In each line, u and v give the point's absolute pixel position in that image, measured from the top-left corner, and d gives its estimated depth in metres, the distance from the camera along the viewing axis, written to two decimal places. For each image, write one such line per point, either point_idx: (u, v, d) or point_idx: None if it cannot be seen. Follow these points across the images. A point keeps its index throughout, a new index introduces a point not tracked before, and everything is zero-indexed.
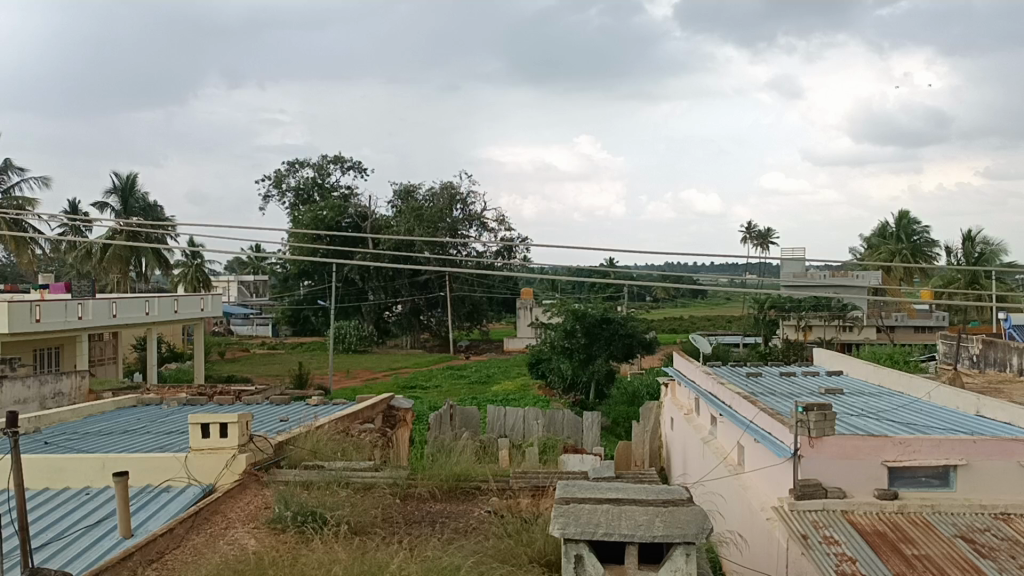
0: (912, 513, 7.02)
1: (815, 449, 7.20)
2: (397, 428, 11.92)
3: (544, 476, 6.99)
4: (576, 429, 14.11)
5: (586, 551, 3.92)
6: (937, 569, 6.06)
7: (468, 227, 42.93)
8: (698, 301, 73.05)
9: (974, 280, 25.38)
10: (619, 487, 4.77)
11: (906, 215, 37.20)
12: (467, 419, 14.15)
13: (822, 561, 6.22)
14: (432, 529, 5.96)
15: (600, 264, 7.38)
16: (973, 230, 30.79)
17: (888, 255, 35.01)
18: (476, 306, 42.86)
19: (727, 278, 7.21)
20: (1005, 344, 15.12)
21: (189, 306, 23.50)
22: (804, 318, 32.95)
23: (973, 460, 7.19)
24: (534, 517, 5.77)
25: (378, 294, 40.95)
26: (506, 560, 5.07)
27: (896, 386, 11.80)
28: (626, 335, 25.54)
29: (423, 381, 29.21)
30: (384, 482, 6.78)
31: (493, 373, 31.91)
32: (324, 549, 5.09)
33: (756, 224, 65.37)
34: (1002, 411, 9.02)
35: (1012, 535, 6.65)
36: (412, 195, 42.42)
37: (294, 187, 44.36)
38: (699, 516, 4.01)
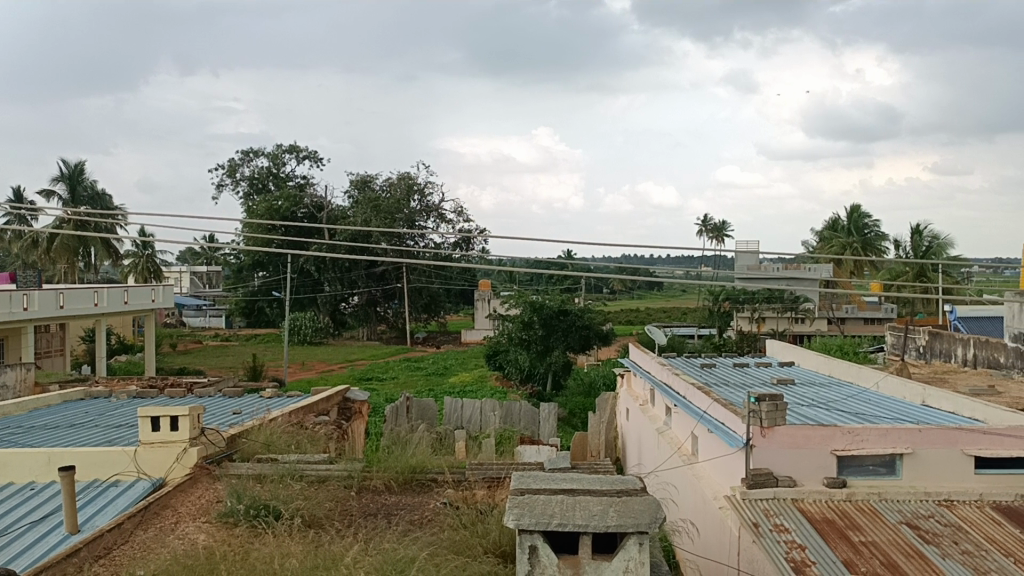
0: (860, 500, 7.16)
1: (766, 439, 7.31)
2: (353, 420, 11.84)
3: (498, 468, 6.99)
4: (533, 419, 14.10)
5: (541, 541, 3.92)
6: (882, 556, 6.19)
7: (425, 219, 42.72)
8: (655, 294, 73.78)
9: (922, 273, 26.02)
10: (573, 478, 4.77)
11: (858, 209, 37.74)
12: (423, 411, 14.06)
13: (772, 549, 6.31)
14: (388, 522, 5.92)
15: (558, 255, 7.34)
16: (921, 224, 31.45)
17: (839, 249, 35.83)
18: (433, 298, 42.83)
19: (684, 270, 7.21)
20: (950, 335, 15.52)
21: (140, 297, 23.04)
22: (758, 310, 33.62)
23: (918, 448, 7.34)
24: (489, 508, 5.77)
25: (335, 285, 40.63)
26: (461, 551, 5.06)
27: (845, 377, 12.02)
28: (583, 327, 25.72)
29: (379, 373, 29.11)
30: (339, 475, 6.74)
31: (451, 365, 31.92)
32: (277, 543, 5.02)
33: (711, 216, 66.14)
34: (947, 402, 9.24)
35: (954, 521, 6.83)
36: (369, 185, 42.04)
37: (249, 176, 43.68)
38: (652, 506, 4.04)
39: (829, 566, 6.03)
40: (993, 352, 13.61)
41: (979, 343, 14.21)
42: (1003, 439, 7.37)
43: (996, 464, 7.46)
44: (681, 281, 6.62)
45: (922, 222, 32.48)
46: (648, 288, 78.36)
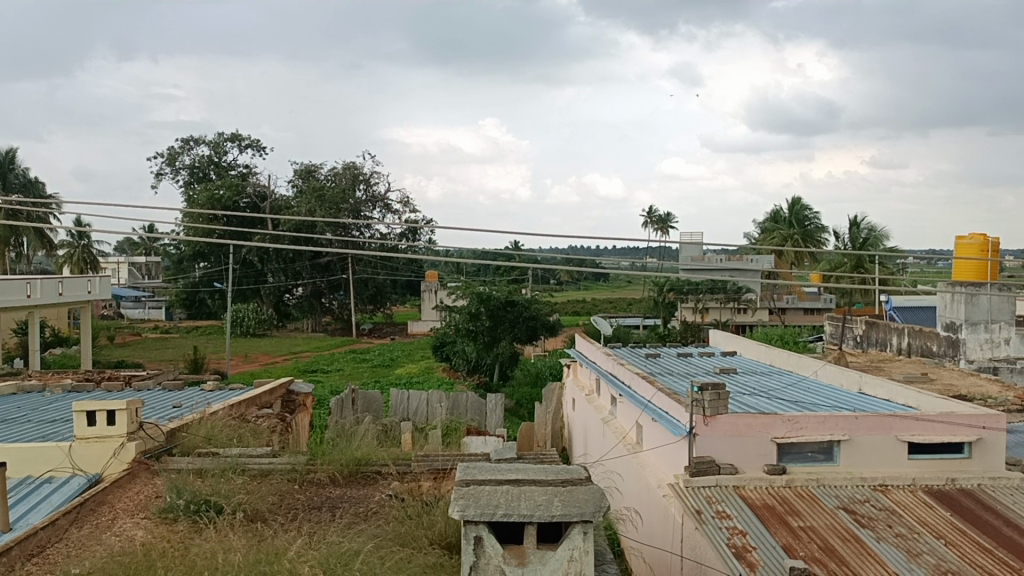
0: (799, 487, 7.32)
1: (709, 427, 7.42)
2: (297, 413, 11.69)
3: (444, 459, 6.97)
4: (480, 410, 14.08)
5: (486, 532, 3.90)
6: (820, 540, 6.33)
7: (371, 209, 42.40)
8: (601, 285, 74.27)
9: (859, 263, 26.68)
10: (517, 468, 4.78)
11: (799, 201, 38.56)
12: (369, 402, 13.94)
13: (714, 535, 6.41)
14: (332, 515, 5.86)
15: (505, 246, 7.28)
16: (858, 216, 32.23)
17: (780, 240, 36.55)
18: (379, 289, 42.59)
19: (630, 260, 7.23)
20: (886, 324, 15.93)
21: (75, 288, 22.40)
22: (702, 300, 34.15)
23: (854, 435, 7.52)
24: (435, 500, 5.74)
25: (278, 276, 39.99)
26: (406, 543, 5.04)
27: (786, 365, 12.27)
28: (528, 317, 25.79)
29: (324, 365, 28.83)
30: (282, 468, 6.64)
31: (397, 356, 31.78)
32: (219, 538, 4.93)
33: (654, 208, 66.73)
34: (882, 389, 9.50)
35: (889, 505, 7.02)
36: (314, 175, 41.54)
37: (189, 164, 42.80)
38: (597, 495, 4.06)
39: (769, 550, 6.15)
40: (926, 341, 14.00)
41: (913, 332, 14.62)
42: (934, 425, 7.59)
43: (927, 449, 7.70)
44: (627, 271, 6.63)
45: (859, 214, 33.26)
46: (594, 279, 79.04)
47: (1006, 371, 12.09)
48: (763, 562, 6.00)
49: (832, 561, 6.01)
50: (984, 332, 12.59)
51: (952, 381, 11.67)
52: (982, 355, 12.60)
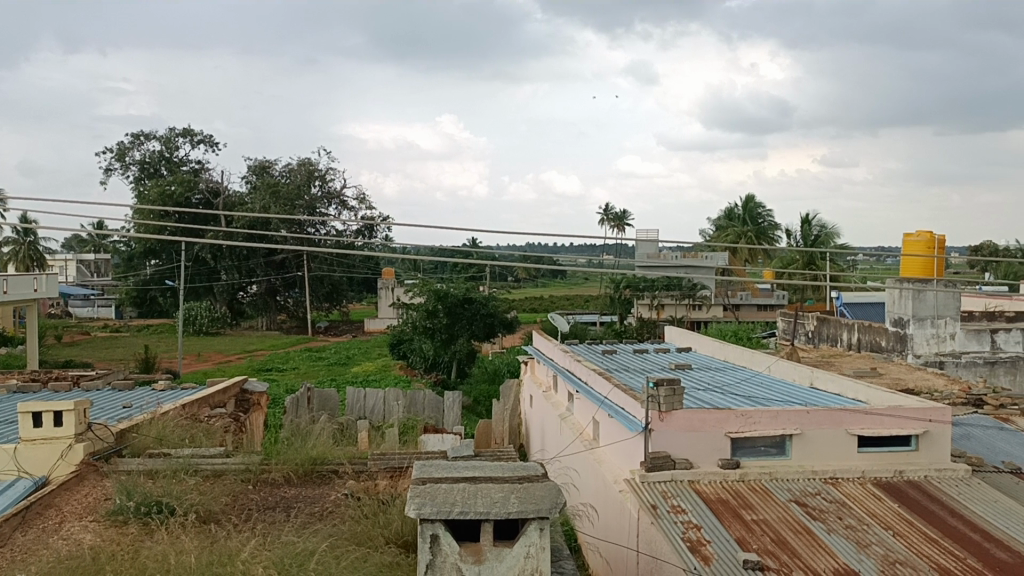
0: (752, 480, 7.42)
1: (664, 423, 7.49)
2: (251, 412, 11.53)
3: (401, 457, 6.94)
4: (437, 408, 14.07)
5: (442, 530, 3.89)
6: (772, 532, 6.43)
7: (327, 205, 42.01)
8: (559, 282, 74.48)
9: (810, 260, 27.14)
10: (475, 466, 4.77)
11: (753, 199, 39.08)
12: (324, 401, 13.78)
13: (670, 530, 6.46)
14: (286, 515, 5.80)
15: (462, 243, 7.24)
16: (810, 214, 32.75)
17: (734, 238, 37.01)
18: (335, 286, 42.26)
19: (587, 258, 7.23)
20: (837, 320, 16.21)
21: (20, 287, 21.80)
22: (657, 297, 34.46)
23: (806, 429, 7.64)
24: (392, 499, 5.70)
25: (231, 273, 39.33)
26: (362, 542, 5.00)
27: (740, 361, 12.43)
28: (486, 315, 25.70)
29: (279, 363, 28.50)
30: (235, 469, 6.56)
31: (353, 354, 31.53)
32: (170, 540, 4.85)
33: (610, 204, 67.04)
34: (833, 383, 9.67)
35: (839, 497, 7.15)
36: (268, 171, 41.04)
37: (139, 160, 41.97)
38: (553, 491, 4.07)
39: (723, 544, 6.21)
40: (875, 337, 14.24)
41: (863, 328, 14.90)
42: (882, 418, 7.76)
43: (876, 442, 7.85)
44: (584, 268, 6.64)
45: (811, 212, 33.80)
46: (551, 277, 79.23)
47: (951, 365, 12.53)
48: (718, 555, 6.06)
49: (785, 553, 6.10)
50: (931, 328, 12.85)
51: (900, 376, 11.93)
52: (929, 351, 12.86)
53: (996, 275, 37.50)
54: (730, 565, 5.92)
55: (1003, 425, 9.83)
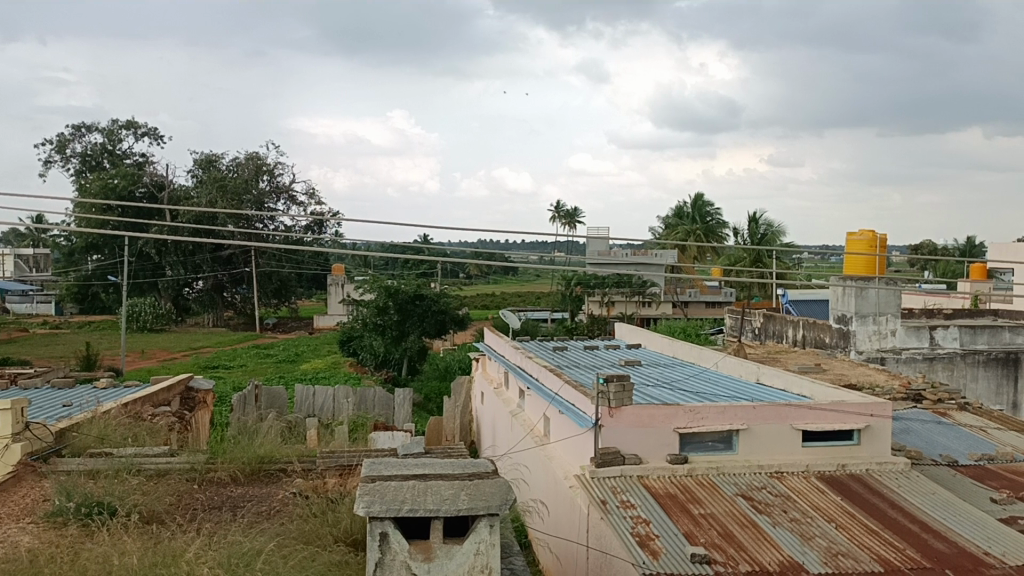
0: (699, 475, 7.51)
1: (614, 419, 7.53)
2: (196, 411, 11.31)
3: (350, 455, 6.87)
4: (387, 406, 14.02)
5: (392, 528, 3.85)
6: (720, 527, 6.51)
7: (276, 200, 41.43)
8: (510, 278, 74.54)
9: (758, 258, 27.56)
10: (426, 463, 4.74)
11: (702, 197, 39.53)
12: (273, 399, 13.60)
13: (619, 525, 6.51)
14: (233, 514, 5.69)
15: (412, 240, 7.15)
16: (757, 212, 33.28)
17: (684, 236, 37.46)
18: (284, 283, 41.76)
19: (538, 255, 7.16)
20: (783, 317, 16.51)
21: None
22: (608, 294, 34.78)
23: (752, 424, 7.76)
24: (341, 497, 5.65)
25: (177, 269, 38.33)
26: (310, 541, 4.94)
27: (688, 357, 12.58)
28: (438, 312, 25.56)
29: (226, 361, 28.06)
30: (180, 468, 6.43)
31: (302, 352, 31.16)
32: (111, 541, 4.72)
33: (562, 202, 67.13)
34: (778, 379, 9.86)
35: (785, 491, 7.28)
36: (214, 165, 40.35)
37: (81, 153, 40.95)
38: (503, 488, 4.06)
39: (671, 538, 6.28)
40: (819, 334, 14.53)
41: (807, 325, 15.19)
42: (826, 414, 7.91)
43: (820, 437, 8.01)
44: (534, 265, 6.61)
45: (757, 210, 34.33)
46: (503, 274, 79.29)
47: (893, 361, 12.92)
48: (666, 549, 6.12)
49: (731, 547, 6.19)
50: (873, 325, 13.16)
51: (844, 372, 12.20)
52: (871, 347, 13.16)
53: (934, 273, 38.62)
54: (678, 559, 5.98)
55: (941, 419, 10.12)
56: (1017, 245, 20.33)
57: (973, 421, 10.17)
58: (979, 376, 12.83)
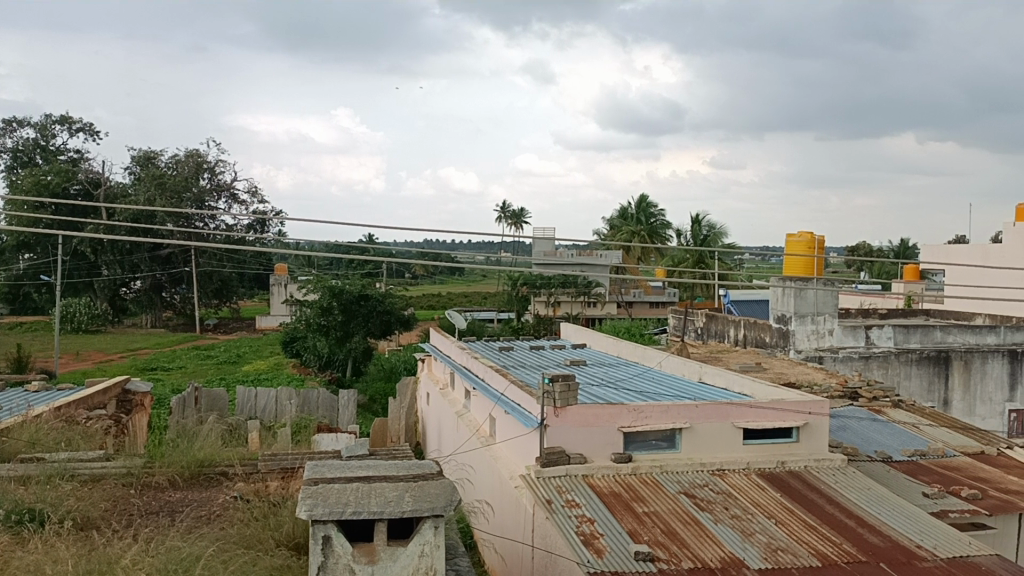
0: (644, 474, 7.58)
1: (559, 418, 7.56)
2: (133, 414, 11.02)
3: (293, 458, 6.75)
4: (331, 407, 13.85)
5: (335, 531, 3.80)
6: (662, 524, 6.58)
7: (216, 198, 40.75)
8: (456, 279, 74.44)
9: (700, 259, 27.99)
10: (369, 465, 4.69)
11: (646, 199, 40.06)
12: (213, 402, 13.34)
13: (564, 525, 6.54)
14: (171, 519, 5.57)
15: (358, 239, 7.06)
16: (700, 214, 33.83)
17: (629, 236, 37.90)
18: (225, 282, 41.06)
19: (485, 255, 7.11)
20: (724, 317, 16.81)
21: None
22: (554, 294, 35.08)
23: (695, 422, 7.86)
24: (283, 500, 5.57)
25: (113, 268, 37.25)
26: (251, 546, 4.84)
27: (632, 357, 12.70)
28: (383, 312, 25.43)
29: (165, 362, 27.47)
30: (115, 472, 6.27)
31: (244, 353, 30.63)
32: (43, 548, 4.57)
33: (507, 202, 67.16)
34: (719, 378, 10.03)
35: (726, 488, 7.40)
36: (153, 162, 39.55)
37: (11, 148, 39.65)
38: (448, 489, 4.04)
39: (616, 537, 6.32)
40: (760, 333, 14.80)
41: (748, 325, 15.47)
42: (766, 412, 8.05)
43: (761, 435, 8.15)
44: (481, 265, 6.56)
45: (700, 211, 34.89)
46: (448, 274, 79.11)
47: (830, 360, 13.13)
48: (610, 548, 6.16)
49: (673, 544, 6.26)
50: (811, 325, 13.49)
51: (783, 370, 12.47)
52: (809, 346, 13.49)
53: (869, 273, 39.77)
54: (623, 557, 6.02)
55: (876, 416, 10.41)
56: (947, 247, 21.04)
57: (906, 418, 10.46)
58: (912, 374, 13.15)
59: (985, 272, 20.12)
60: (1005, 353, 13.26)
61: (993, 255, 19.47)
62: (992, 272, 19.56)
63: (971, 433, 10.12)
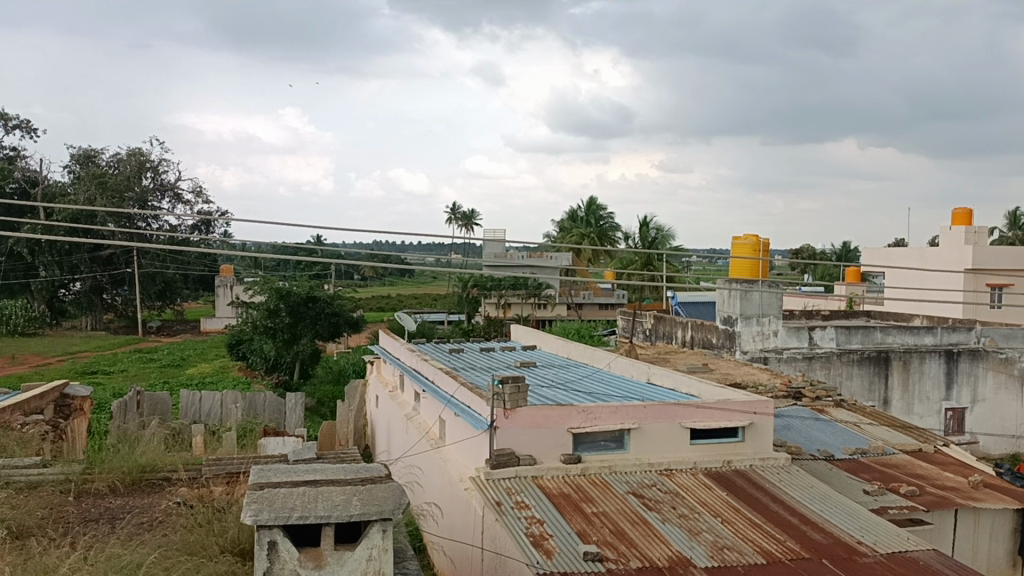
0: (592, 475, 7.62)
1: (509, 420, 7.56)
2: (73, 419, 10.69)
3: (238, 462, 6.62)
4: (278, 411, 13.65)
5: (280, 536, 3.74)
6: (611, 524, 6.63)
7: (159, 198, 39.99)
8: (406, 281, 74.30)
9: (648, 261, 28.27)
10: (316, 469, 4.64)
11: (595, 201, 40.39)
12: (155, 406, 13.04)
13: (513, 525, 6.54)
14: (111, 527, 5.42)
15: (306, 241, 6.89)
16: (648, 217, 34.17)
17: (579, 238, 38.07)
18: (168, 284, 40.24)
19: (436, 257, 7.00)
20: (672, 319, 17.00)
21: None
22: (504, 297, 35.13)
23: (643, 423, 7.93)
24: (228, 505, 5.47)
25: (51, 269, 36.18)
26: (194, 553, 4.74)
27: (582, 358, 12.77)
28: (331, 314, 25.33)
29: (105, 366, 26.75)
30: (53, 479, 6.08)
31: (188, 356, 30.07)
32: None
33: (457, 206, 66.94)
34: (667, 378, 10.14)
35: (674, 488, 7.48)
36: (93, 160, 38.64)
37: None
38: (397, 492, 4.00)
39: (565, 538, 6.34)
40: (706, 334, 15.00)
41: (695, 326, 15.64)
42: (713, 412, 8.15)
43: (708, 435, 8.26)
44: (432, 267, 6.49)
45: (648, 214, 35.26)
46: (397, 276, 78.83)
47: (774, 360, 13.49)
48: (559, 548, 6.17)
49: (622, 544, 6.30)
50: (757, 326, 13.64)
51: (730, 371, 12.65)
52: (755, 347, 13.64)
53: (812, 276, 40.67)
54: (572, 558, 6.04)
55: (819, 415, 10.61)
56: (886, 251, 21.59)
57: (848, 417, 10.69)
58: (854, 373, 13.52)
59: (923, 274, 20.68)
60: (942, 353, 13.72)
61: (929, 260, 20.07)
62: (929, 274, 20.12)
63: (909, 431, 10.40)
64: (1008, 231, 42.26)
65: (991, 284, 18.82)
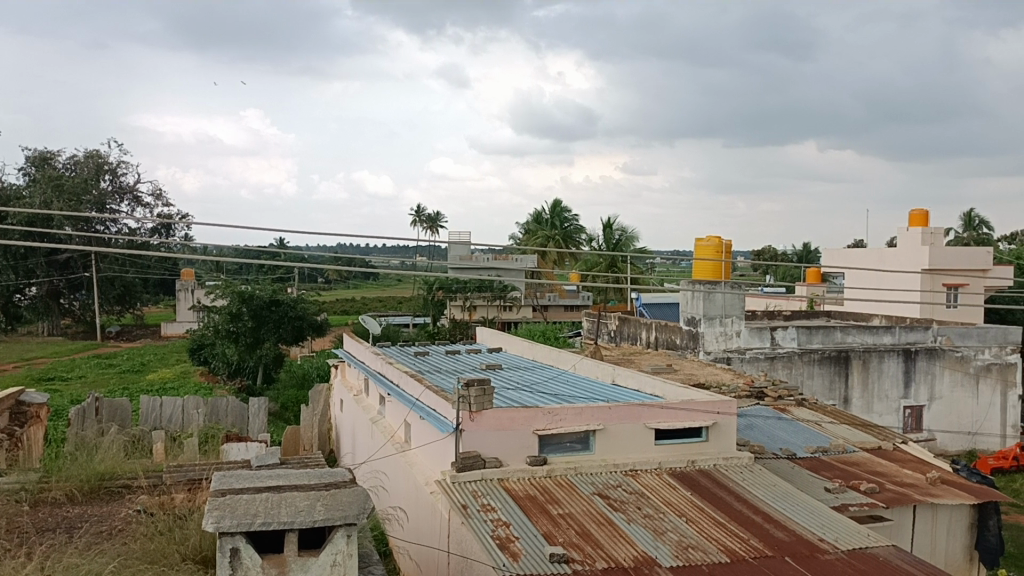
0: (558, 476, 7.63)
1: (474, 422, 7.54)
2: (29, 427, 10.44)
3: (200, 468, 6.52)
4: (241, 416, 13.53)
5: (243, 543, 3.69)
6: (577, 526, 6.64)
7: (118, 201, 39.41)
8: (371, 284, 74.00)
9: (613, 263, 28.46)
10: (279, 474, 4.58)
11: (560, 203, 40.52)
12: (116, 412, 12.80)
13: (479, 528, 6.51)
14: (68, 536, 5.32)
15: (266, 243, 6.75)
16: (612, 218, 34.41)
17: (543, 240, 38.14)
18: (128, 288, 39.63)
19: (399, 260, 6.84)
20: (636, 320, 17.10)
21: None
22: (469, 299, 35.11)
23: (608, 424, 7.96)
24: (189, 513, 5.38)
25: (6, 274, 35.43)
26: (155, 561, 4.67)
27: (547, 360, 12.79)
28: (294, 317, 25.13)
29: (63, 372, 26.23)
30: (7, 489, 5.93)
31: (148, 361, 29.63)
32: None
33: (422, 207, 65.68)
34: (631, 379, 10.19)
35: (638, 488, 7.52)
36: (49, 163, 37.95)
37: None
38: (361, 497, 3.98)
39: (531, 540, 6.33)
40: (670, 335, 15.12)
41: (660, 327, 15.75)
42: (677, 412, 8.21)
43: (672, 435, 8.31)
44: (395, 270, 6.39)
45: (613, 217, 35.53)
46: (362, 280, 78.42)
47: (737, 361, 13.54)
48: (525, 550, 6.17)
49: (587, 545, 6.31)
50: (720, 326, 13.72)
51: (694, 371, 12.75)
52: (717, 347, 13.70)
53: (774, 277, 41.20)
54: (537, 559, 6.04)
55: (780, 415, 10.74)
56: (845, 251, 21.96)
57: (809, 416, 10.83)
58: (814, 373, 13.71)
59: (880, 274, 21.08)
60: (899, 352, 13.97)
61: (887, 260, 20.47)
62: (887, 275, 20.50)
63: (869, 429, 10.56)
64: (964, 232, 43.19)
65: (946, 283, 19.21)
